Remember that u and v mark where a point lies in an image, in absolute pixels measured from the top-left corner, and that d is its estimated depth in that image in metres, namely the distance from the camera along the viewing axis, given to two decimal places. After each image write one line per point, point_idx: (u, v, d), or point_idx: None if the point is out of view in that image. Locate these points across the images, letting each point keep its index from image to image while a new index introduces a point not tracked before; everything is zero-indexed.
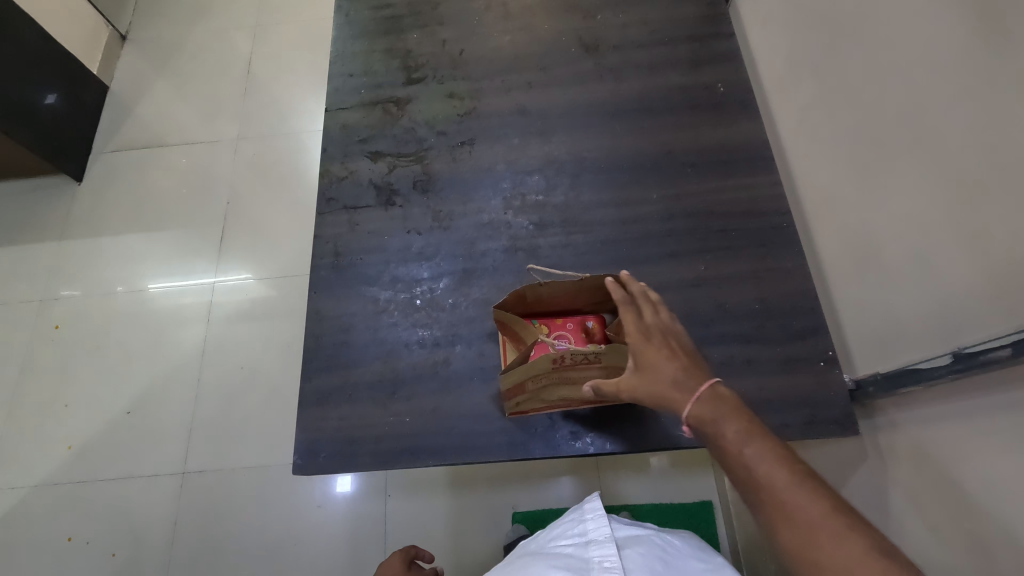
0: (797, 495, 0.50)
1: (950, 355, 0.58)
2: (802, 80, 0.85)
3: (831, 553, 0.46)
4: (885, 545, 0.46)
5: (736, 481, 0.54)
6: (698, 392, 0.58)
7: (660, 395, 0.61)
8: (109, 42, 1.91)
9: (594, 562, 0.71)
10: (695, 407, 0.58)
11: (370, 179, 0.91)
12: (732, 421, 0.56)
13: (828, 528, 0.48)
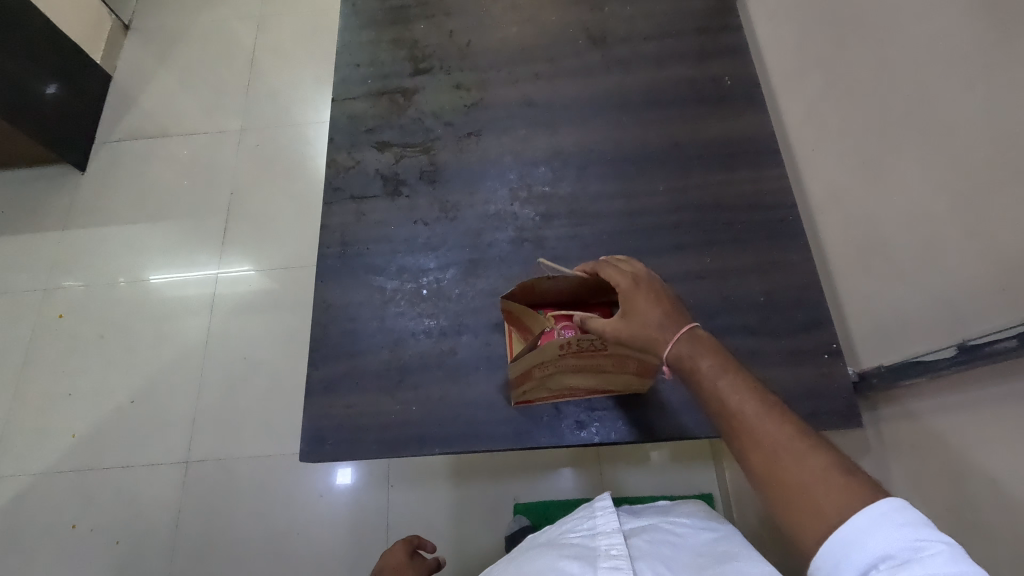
0: (766, 420, 0.54)
1: (954, 347, 0.59)
2: (810, 74, 0.85)
3: (795, 470, 0.50)
4: (845, 461, 0.50)
5: (710, 410, 0.58)
6: (679, 332, 0.61)
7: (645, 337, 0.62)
8: (113, 32, 1.91)
9: (601, 550, 0.72)
10: (676, 347, 0.60)
11: (377, 169, 0.91)
12: (708, 357, 0.59)
13: (794, 448, 0.51)
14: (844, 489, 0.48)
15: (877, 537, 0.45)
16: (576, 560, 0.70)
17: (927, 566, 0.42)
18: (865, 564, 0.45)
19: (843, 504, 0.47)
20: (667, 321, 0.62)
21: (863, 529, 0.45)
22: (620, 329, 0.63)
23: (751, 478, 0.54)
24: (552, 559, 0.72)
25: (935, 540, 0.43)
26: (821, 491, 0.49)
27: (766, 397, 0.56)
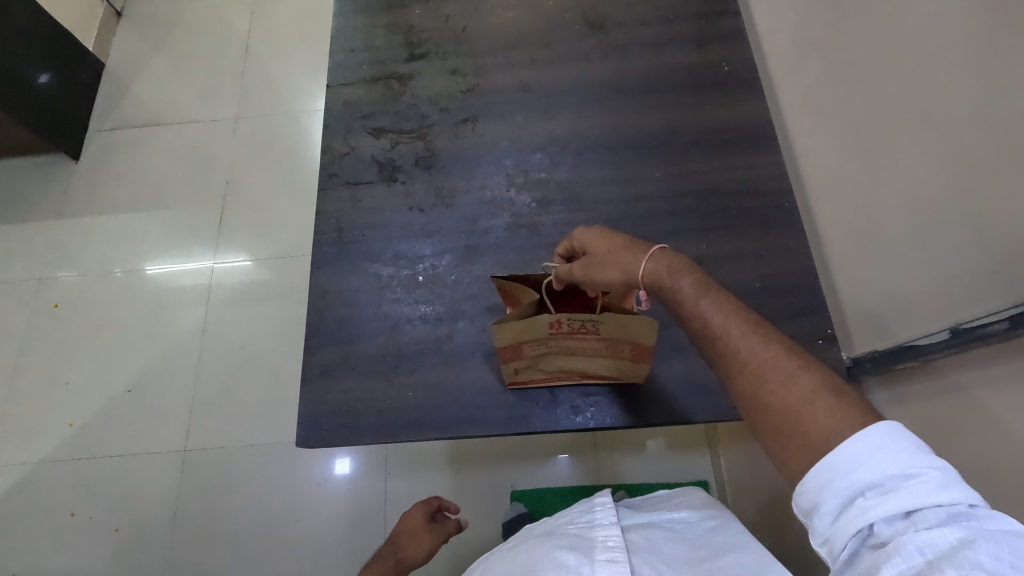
0: (753, 342, 0.55)
1: (947, 331, 0.59)
2: (807, 59, 0.85)
3: (781, 392, 0.52)
4: (832, 381, 0.52)
5: (695, 333, 0.59)
6: (649, 252, 0.63)
7: (614, 259, 0.65)
8: (105, 18, 1.88)
9: (598, 541, 0.72)
10: (653, 268, 0.62)
11: (373, 155, 0.91)
12: (689, 277, 0.61)
13: (781, 371, 0.53)
14: (831, 411, 0.50)
15: (867, 466, 0.46)
16: (572, 551, 0.70)
17: (916, 494, 0.44)
18: (852, 492, 0.46)
19: (830, 428, 0.49)
20: (631, 246, 0.65)
21: (855, 459, 0.47)
22: (588, 261, 0.66)
23: (738, 399, 0.56)
24: (549, 549, 0.72)
25: (927, 467, 0.45)
26: (808, 415, 0.50)
27: (751, 319, 0.57)
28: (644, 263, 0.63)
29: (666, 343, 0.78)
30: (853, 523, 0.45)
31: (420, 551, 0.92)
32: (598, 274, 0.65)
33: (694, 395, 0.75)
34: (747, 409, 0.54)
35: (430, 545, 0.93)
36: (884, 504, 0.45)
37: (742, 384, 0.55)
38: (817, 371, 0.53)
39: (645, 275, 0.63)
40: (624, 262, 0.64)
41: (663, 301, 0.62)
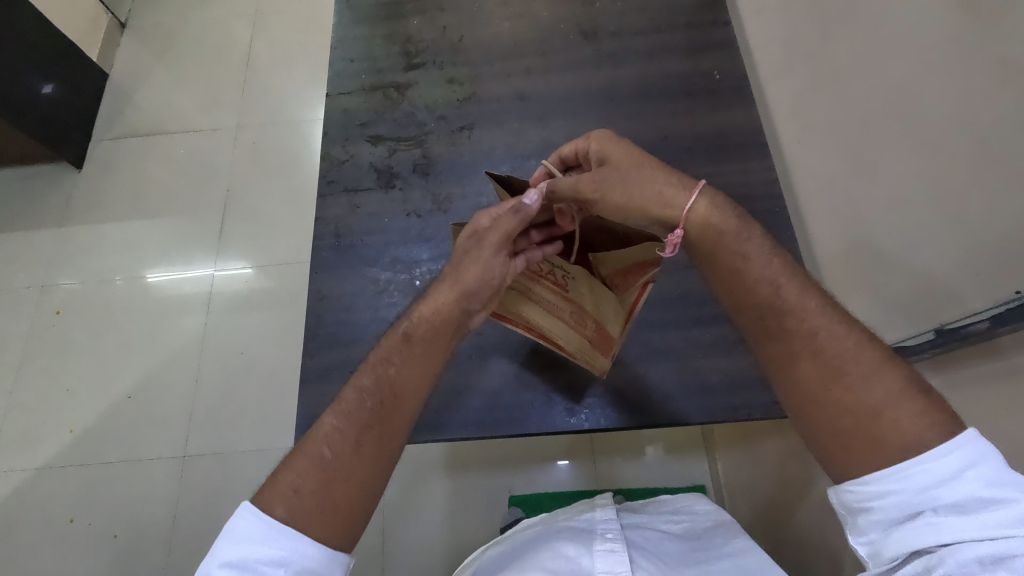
0: (834, 333, 0.56)
1: (933, 331, 0.62)
2: (796, 67, 0.86)
3: (864, 388, 0.53)
4: (916, 382, 0.53)
5: (766, 311, 0.59)
6: (698, 187, 0.61)
7: (645, 183, 0.61)
8: (109, 30, 1.91)
9: (598, 532, 0.72)
10: (699, 211, 0.61)
11: (371, 162, 0.92)
12: (758, 247, 0.61)
13: (863, 364, 0.54)
14: (916, 415, 0.51)
15: (948, 484, 0.48)
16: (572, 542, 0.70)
17: (998, 521, 0.45)
18: (923, 506, 0.48)
19: (914, 433, 0.50)
20: (672, 177, 0.63)
21: (937, 475, 0.48)
22: (603, 173, 0.61)
23: (806, 385, 0.56)
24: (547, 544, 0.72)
25: (1017, 496, 0.46)
26: (890, 416, 0.52)
27: (831, 306, 0.58)
28: (690, 203, 0.61)
29: (660, 346, 0.79)
30: (918, 533, 0.48)
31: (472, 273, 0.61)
32: (613, 190, 0.61)
33: (686, 397, 0.76)
34: (820, 398, 0.55)
35: (482, 262, 0.61)
36: (955, 521, 0.47)
37: (814, 366, 0.56)
38: (899, 368, 0.54)
39: (681, 211, 0.61)
40: (659, 194, 0.62)
41: (695, 243, 0.62)
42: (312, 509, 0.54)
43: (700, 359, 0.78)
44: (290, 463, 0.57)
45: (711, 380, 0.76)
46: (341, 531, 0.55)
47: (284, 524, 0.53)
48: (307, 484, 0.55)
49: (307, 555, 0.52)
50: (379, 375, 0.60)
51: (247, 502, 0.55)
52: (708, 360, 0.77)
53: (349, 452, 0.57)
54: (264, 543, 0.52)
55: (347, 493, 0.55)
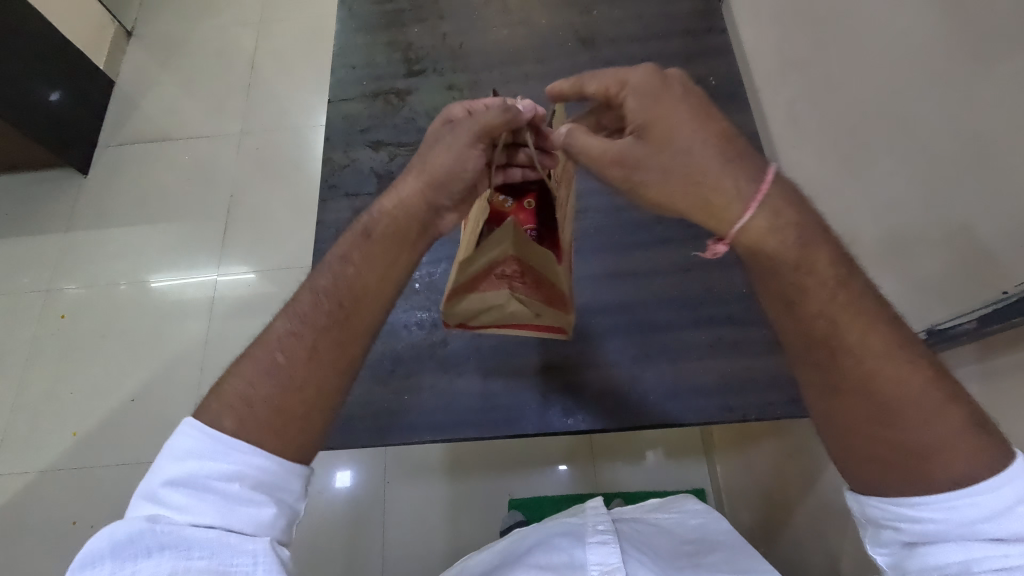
0: (896, 365, 0.50)
1: (924, 331, 0.63)
2: (789, 74, 0.88)
3: (921, 427, 0.48)
4: (978, 420, 0.48)
5: (819, 335, 0.52)
6: (757, 201, 0.52)
7: (688, 175, 0.54)
8: (115, 38, 1.94)
9: (589, 525, 0.73)
10: (752, 222, 0.53)
11: (372, 167, 0.94)
12: (815, 263, 0.52)
13: (924, 401, 0.49)
14: (975, 459, 0.47)
15: (994, 521, 0.46)
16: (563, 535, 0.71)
17: None
18: (960, 534, 0.47)
19: (968, 476, 0.47)
20: (726, 165, 0.53)
21: (983, 513, 0.46)
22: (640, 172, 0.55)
23: (856, 416, 0.51)
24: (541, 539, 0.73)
25: None
26: (944, 456, 0.48)
27: (896, 333, 0.51)
28: (741, 223, 0.52)
29: (656, 347, 0.80)
30: (946, 554, 0.47)
31: (441, 164, 0.62)
32: (655, 190, 0.55)
33: (682, 398, 0.76)
34: (870, 431, 0.50)
35: (455, 153, 0.62)
36: (991, 552, 0.45)
37: (867, 401, 0.50)
38: (963, 406, 0.49)
39: (730, 225, 0.53)
40: (706, 191, 0.53)
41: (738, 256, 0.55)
42: (264, 420, 0.52)
43: (696, 360, 0.78)
44: (242, 367, 0.55)
45: (707, 381, 0.77)
46: (295, 448, 0.53)
47: (235, 438, 0.51)
48: (260, 391, 0.53)
49: (259, 466, 0.51)
50: (338, 273, 0.59)
51: (194, 420, 0.52)
52: (704, 361, 0.78)
53: (305, 357, 0.55)
54: (215, 460, 0.50)
55: (302, 399, 0.54)
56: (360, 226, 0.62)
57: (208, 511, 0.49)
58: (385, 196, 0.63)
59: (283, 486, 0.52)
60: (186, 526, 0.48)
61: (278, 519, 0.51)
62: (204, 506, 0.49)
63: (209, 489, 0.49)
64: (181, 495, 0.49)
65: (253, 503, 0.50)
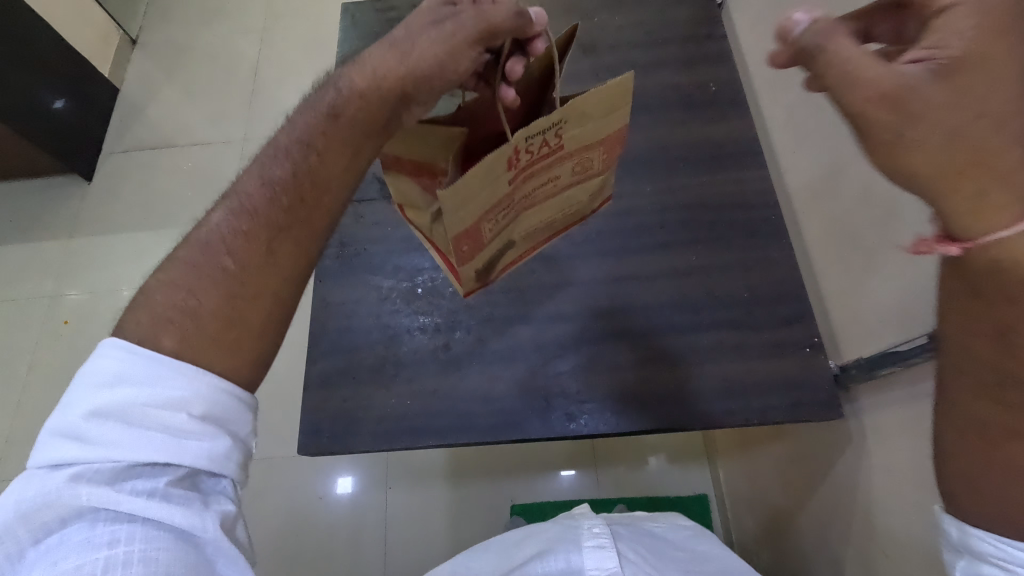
0: None
1: (927, 335, 0.63)
2: (788, 79, 0.88)
3: None
4: None
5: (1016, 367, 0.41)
6: None
7: (977, 150, 0.39)
8: (120, 46, 1.96)
9: (584, 529, 0.73)
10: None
11: (375, 173, 0.94)
12: None
13: None
14: None
15: None
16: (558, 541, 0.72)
17: None
18: None
19: None
20: None
21: None
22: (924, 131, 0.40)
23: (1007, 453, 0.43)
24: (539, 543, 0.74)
25: None
26: None
27: None
28: (998, 237, 0.39)
29: (658, 351, 0.80)
30: None
31: (426, 55, 0.49)
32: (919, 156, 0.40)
33: (684, 403, 0.76)
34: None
35: (447, 45, 0.49)
36: None
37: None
38: None
39: (982, 230, 0.40)
40: (982, 172, 0.39)
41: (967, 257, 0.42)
42: (210, 334, 0.45)
43: (698, 365, 0.78)
44: (179, 266, 0.46)
45: (709, 385, 0.77)
46: (249, 367, 0.46)
47: (174, 360, 0.44)
48: (204, 299, 0.45)
49: (203, 393, 0.44)
50: (293, 159, 0.49)
51: (121, 340, 0.44)
52: (706, 366, 0.78)
53: (259, 257, 0.46)
54: (149, 388, 0.43)
55: (257, 307, 0.46)
56: (322, 103, 0.50)
57: (144, 448, 0.42)
58: (356, 68, 0.50)
59: (234, 416, 0.46)
60: (120, 462, 0.41)
61: (231, 451, 0.45)
62: (140, 441, 0.42)
63: (145, 422, 0.42)
64: (110, 428, 0.42)
65: (200, 436, 0.43)
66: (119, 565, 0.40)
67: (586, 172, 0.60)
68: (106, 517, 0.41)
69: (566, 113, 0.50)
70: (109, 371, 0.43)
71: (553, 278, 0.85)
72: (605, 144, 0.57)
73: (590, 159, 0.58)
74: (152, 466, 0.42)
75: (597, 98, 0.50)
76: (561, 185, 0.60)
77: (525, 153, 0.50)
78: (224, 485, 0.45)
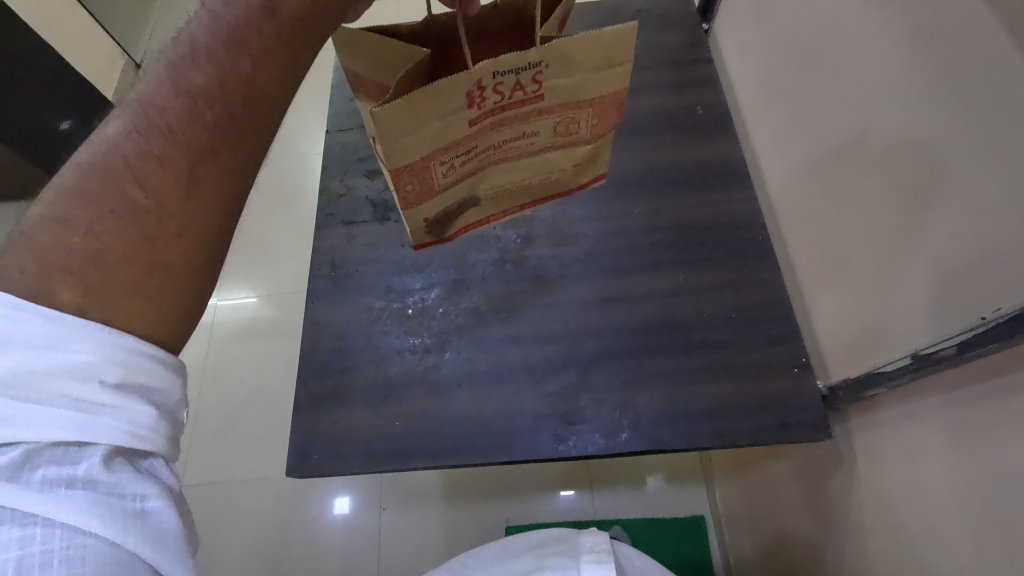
0: None
1: (909, 356, 0.63)
2: (773, 102, 0.90)
3: None
4: None
5: None
6: None
7: None
8: (124, 70, 2.01)
9: (586, 545, 0.76)
10: None
11: (368, 195, 0.96)
12: None
13: None
14: None
15: None
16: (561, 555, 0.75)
17: None
18: None
19: None
20: None
21: None
22: None
23: None
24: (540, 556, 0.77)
25: None
26: None
27: None
28: None
29: (647, 371, 0.80)
30: None
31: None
32: None
33: (674, 423, 0.76)
34: None
35: None
36: None
37: None
38: None
39: None
40: None
41: None
42: (123, 281, 0.43)
43: (687, 385, 0.78)
44: (75, 190, 0.43)
45: (698, 405, 0.77)
46: (174, 321, 0.46)
47: (81, 318, 0.40)
48: (111, 238, 0.43)
49: (119, 355, 0.41)
50: (218, 69, 0.46)
51: (4, 296, 0.39)
52: (696, 387, 0.78)
53: (178, 188, 0.45)
54: (49, 352, 0.39)
55: (180, 249, 0.45)
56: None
57: (50, 422, 0.38)
58: None
59: (158, 383, 0.44)
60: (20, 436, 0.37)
61: (157, 420, 0.43)
62: (45, 417, 0.38)
63: (49, 395, 0.38)
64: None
65: (117, 404, 0.40)
66: (37, 567, 0.35)
67: (571, 136, 0.61)
68: (11, 513, 0.36)
69: (548, 54, 0.50)
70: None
71: (543, 299, 0.86)
72: (595, 107, 0.58)
73: (574, 121, 0.59)
74: (65, 448, 0.39)
75: (587, 46, 0.51)
76: (538, 144, 0.61)
77: (499, 89, 0.52)
78: (153, 464, 0.43)
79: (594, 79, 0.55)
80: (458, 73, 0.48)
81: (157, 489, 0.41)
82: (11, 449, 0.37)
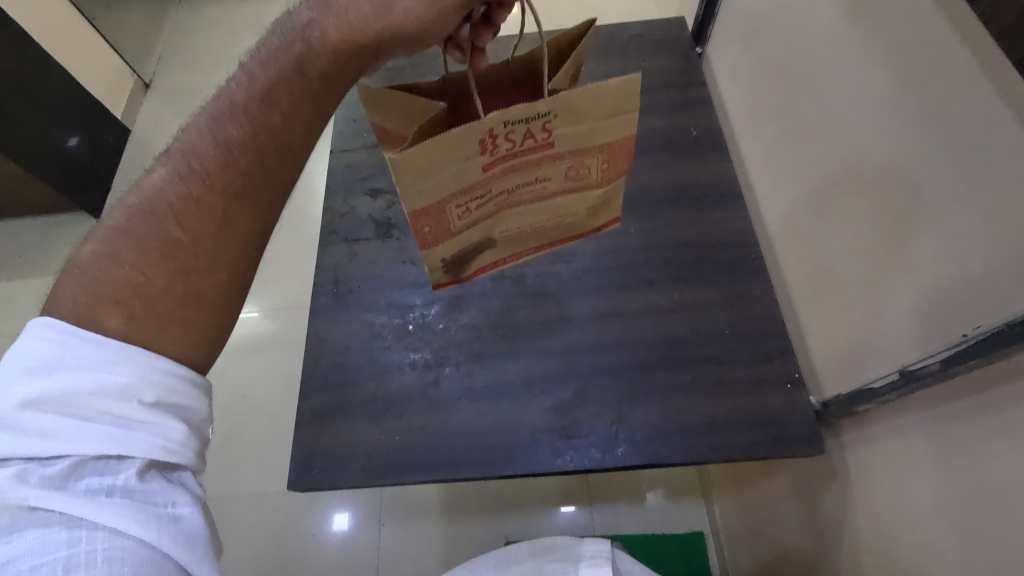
0: None
1: (897, 372, 0.64)
2: (764, 125, 0.93)
3: None
4: None
5: None
6: None
7: None
8: (134, 89, 2.06)
9: (586, 552, 0.78)
10: None
11: (370, 214, 0.98)
12: None
13: None
14: None
15: None
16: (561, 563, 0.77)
17: None
18: None
19: None
20: None
21: None
22: None
23: None
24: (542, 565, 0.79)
25: None
26: None
27: None
28: None
29: (643, 386, 0.81)
30: None
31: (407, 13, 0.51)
32: None
33: (669, 437, 0.78)
34: None
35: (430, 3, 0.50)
36: None
37: None
38: None
39: None
40: None
41: None
42: (160, 309, 0.45)
43: (682, 401, 0.80)
44: (123, 230, 0.47)
45: (694, 420, 0.78)
46: (203, 345, 0.48)
47: (121, 343, 0.44)
48: (151, 270, 0.46)
49: (155, 377, 0.44)
50: (250, 115, 0.49)
51: (58, 323, 0.43)
52: (691, 402, 0.80)
53: (213, 224, 0.47)
54: (93, 373, 0.42)
55: (212, 280, 0.47)
56: (291, 46, 0.50)
57: (93, 438, 0.42)
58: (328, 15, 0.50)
59: (188, 402, 0.46)
60: (68, 450, 0.41)
61: (187, 437, 0.46)
62: (89, 433, 0.42)
63: (94, 412, 0.42)
64: (51, 418, 0.41)
65: (152, 422, 0.44)
66: (81, 566, 0.39)
67: (582, 179, 0.63)
68: (61, 517, 0.40)
69: (558, 105, 0.53)
70: (44, 362, 0.42)
71: (541, 315, 0.88)
72: (605, 152, 0.60)
73: (585, 165, 0.61)
74: (106, 461, 0.42)
75: (595, 96, 0.53)
76: (550, 188, 0.63)
77: (510, 138, 0.54)
78: (183, 476, 0.46)
79: (604, 126, 0.57)
80: (471, 123, 0.50)
81: (186, 497, 0.44)
82: (60, 461, 0.41)
